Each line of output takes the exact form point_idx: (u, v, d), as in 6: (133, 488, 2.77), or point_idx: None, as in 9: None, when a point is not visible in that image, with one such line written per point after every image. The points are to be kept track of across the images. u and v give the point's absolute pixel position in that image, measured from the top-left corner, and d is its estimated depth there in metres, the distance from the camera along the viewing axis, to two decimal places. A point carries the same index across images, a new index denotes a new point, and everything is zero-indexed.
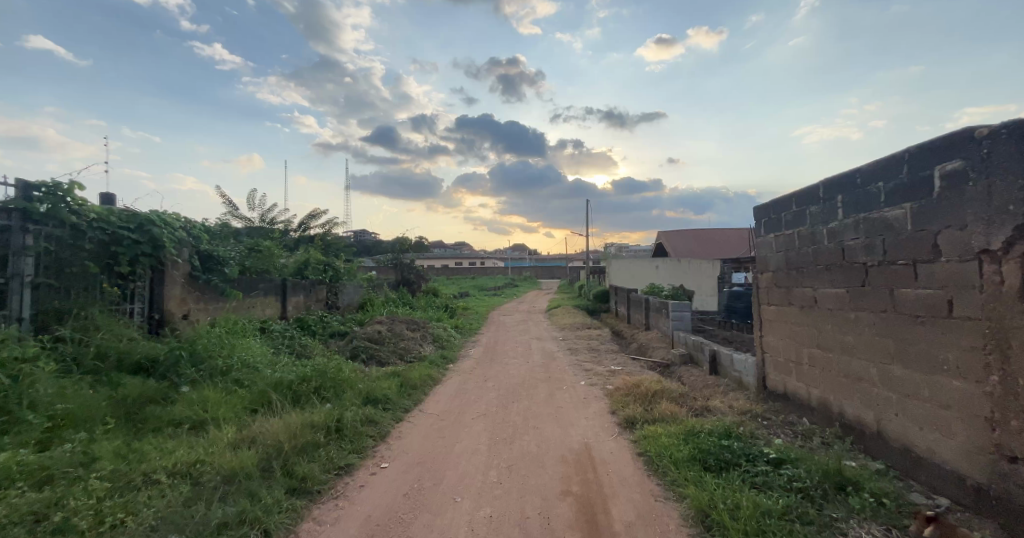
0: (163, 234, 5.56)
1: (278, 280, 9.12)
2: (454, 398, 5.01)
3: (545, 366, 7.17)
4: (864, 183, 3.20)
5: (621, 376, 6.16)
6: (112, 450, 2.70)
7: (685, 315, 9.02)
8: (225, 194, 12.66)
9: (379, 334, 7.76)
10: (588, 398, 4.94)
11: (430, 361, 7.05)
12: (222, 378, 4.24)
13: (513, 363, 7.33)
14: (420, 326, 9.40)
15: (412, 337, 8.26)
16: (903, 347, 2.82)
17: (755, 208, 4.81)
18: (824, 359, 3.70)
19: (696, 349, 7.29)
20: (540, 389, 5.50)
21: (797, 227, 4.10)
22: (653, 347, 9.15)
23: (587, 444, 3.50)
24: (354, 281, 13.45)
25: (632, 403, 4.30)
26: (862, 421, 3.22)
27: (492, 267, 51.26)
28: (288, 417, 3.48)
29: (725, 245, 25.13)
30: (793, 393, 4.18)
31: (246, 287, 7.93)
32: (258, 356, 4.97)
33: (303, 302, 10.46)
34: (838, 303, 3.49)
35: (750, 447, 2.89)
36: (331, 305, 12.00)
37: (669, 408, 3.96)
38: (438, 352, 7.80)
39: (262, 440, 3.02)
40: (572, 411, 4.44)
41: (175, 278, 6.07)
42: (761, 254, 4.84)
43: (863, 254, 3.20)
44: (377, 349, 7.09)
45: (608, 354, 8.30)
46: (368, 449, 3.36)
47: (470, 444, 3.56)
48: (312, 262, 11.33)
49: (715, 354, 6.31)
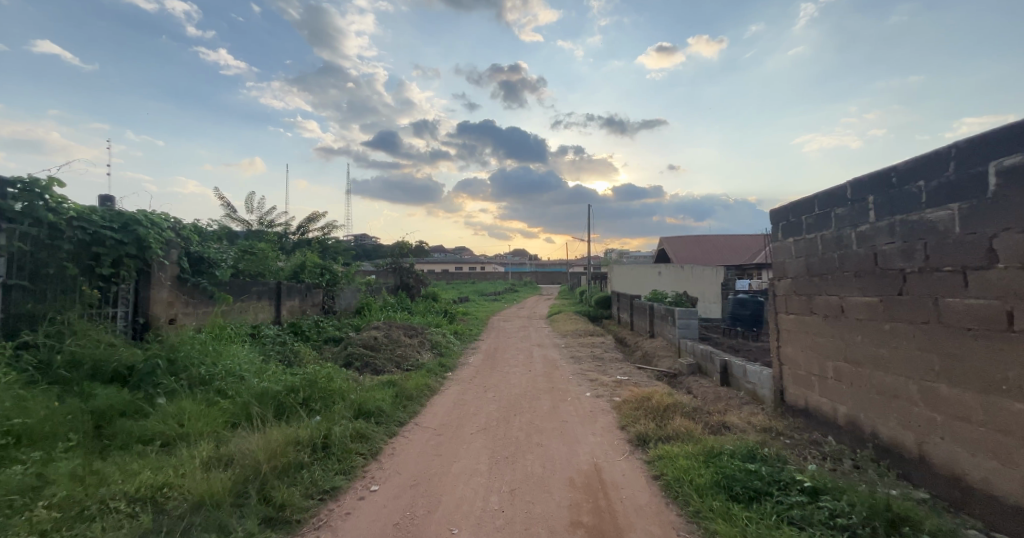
0: (150, 235, 5.30)
1: (272, 284, 8.85)
2: (451, 410, 4.73)
3: (548, 375, 6.88)
4: (901, 182, 2.93)
5: (628, 386, 5.87)
6: (69, 472, 2.42)
7: (692, 323, 8.72)
8: (222, 195, 12.48)
9: (375, 340, 7.48)
10: (594, 412, 4.64)
11: (427, 369, 6.76)
12: (203, 388, 3.96)
13: (514, 372, 7.04)
14: (418, 332, 9.11)
15: (410, 343, 7.97)
16: (950, 364, 2.54)
17: (772, 211, 4.55)
18: (852, 374, 3.43)
19: (705, 358, 6.99)
20: (542, 400, 5.21)
21: (820, 231, 3.83)
22: (658, 356, 8.84)
23: (596, 465, 3.21)
24: (351, 284, 13.19)
25: (644, 418, 4.01)
26: (900, 443, 2.94)
27: (492, 272, 51.01)
28: (270, 434, 3.19)
29: (728, 252, 24.85)
30: (816, 409, 3.90)
31: (238, 290, 7.66)
32: (244, 363, 4.69)
33: (299, 306, 10.19)
34: (869, 312, 3.21)
35: (780, 473, 2.60)
36: (328, 309, 11.73)
37: (683, 424, 3.67)
38: (436, 360, 7.52)
39: (239, 461, 2.73)
40: (578, 427, 4.15)
41: (162, 281, 5.81)
42: (778, 259, 4.58)
43: (900, 260, 2.93)
44: (373, 356, 6.80)
45: (612, 363, 8.00)
46: (357, 470, 3.07)
47: (469, 464, 3.27)
48: (308, 265, 11.06)
49: (726, 364, 6.02)
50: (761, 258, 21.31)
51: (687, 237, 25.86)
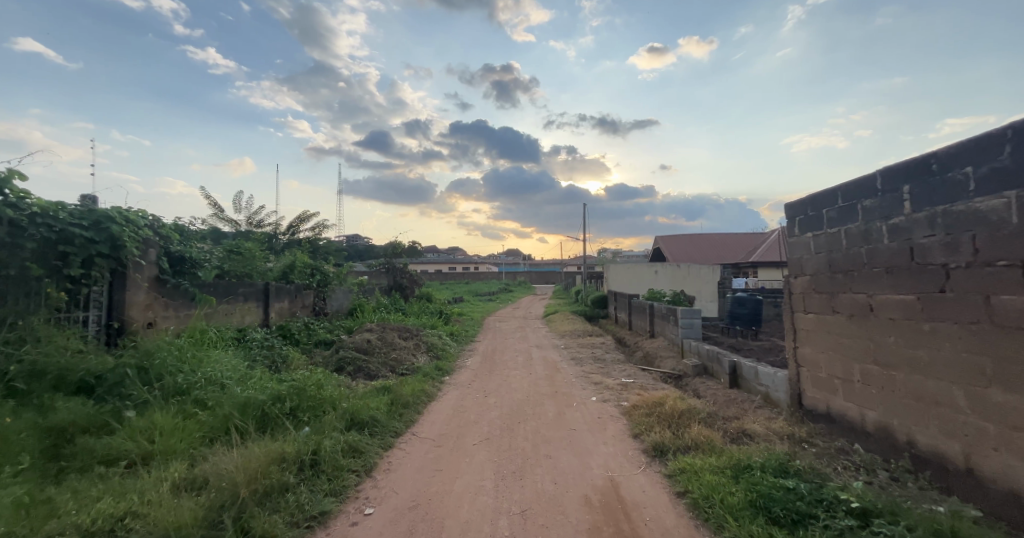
0: (124, 233, 4.95)
1: (259, 285, 8.49)
2: (450, 419, 4.44)
3: (549, 378, 6.61)
4: (943, 169, 2.70)
5: (635, 390, 5.61)
6: (14, 501, 2.10)
7: (696, 322, 8.48)
8: (208, 194, 12.08)
9: (368, 343, 7.14)
10: (602, 419, 4.38)
11: (423, 373, 6.44)
12: (180, 399, 3.63)
13: (514, 375, 6.76)
14: (413, 333, 8.79)
15: (405, 346, 7.65)
16: (1005, 368, 2.31)
17: (789, 204, 4.31)
18: (883, 377, 3.19)
19: (711, 359, 6.76)
20: (546, 406, 4.94)
21: (844, 225, 3.60)
22: (661, 357, 8.60)
23: (612, 480, 2.93)
24: (343, 285, 12.83)
25: (658, 426, 3.75)
26: (943, 454, 2.70)
27: (486, 272, 50.72)
28: (252, 451, 2.87)
29: (724, 251, 24.75)
30: (839, 414, 3.67)
31: (222, 291, 7.30)
32: (227, 370, 4.36)
33: (288, 308, 9.82)
34: (904, 311, 2.98)
35: (821, 491, 2.34)
36: (319, 311, 11.35)
37: (703, 433, 3.42)
38: (432, 363, 7.22)
39: (215, 483, 2.42)
40: (587, 436, 3.88)
41: (139, 282, 5.47)
42: (795, 255, 4.34)
43: (942, 254, 2.69)
44: (366, 360, 6.47)
45: (615, 365, 7.74)
46: (349, 489, 2.76)
47: (473, 481, 2.98)
48: (297, 266, 10.69)
49: (736, 365, 5.79)
50: (757, 257, 21.20)
51: (682, 236, 25.72)
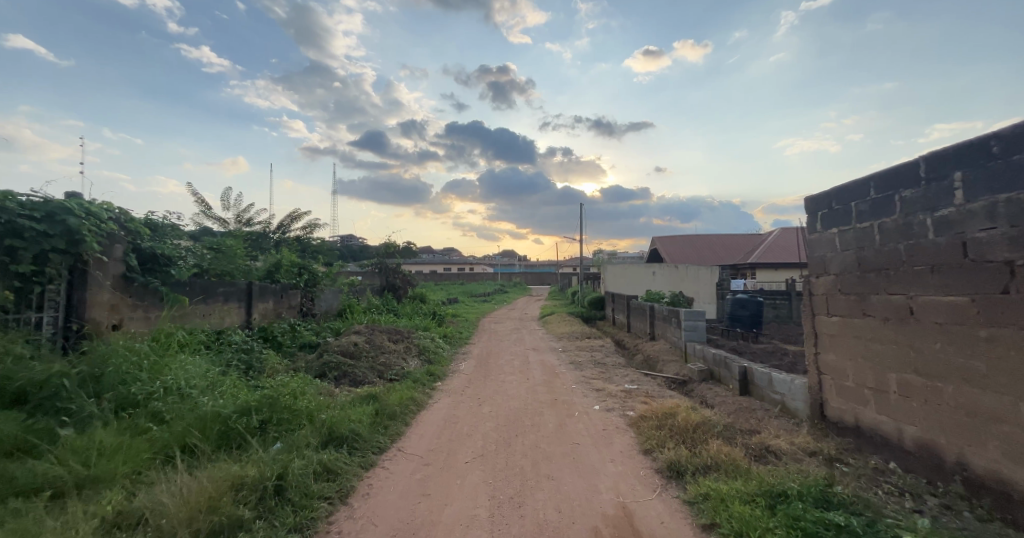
0: (83, 226, 4.59)
1: (242, 284, 8.13)
2: (439, 431, 4.05)
3: (548, 384, 6.24)
4: (1005, 152, 2.35)
5: (640, 398, 5.24)
6: None
7: (700, 325, 8.13)
8: (192, 191, 11.63)
9: (355, 346, 6.73)
10: (607, 432, 3.99)
11: (414, 379, 6.04)
12: (134, 412, 3.22)
13: (510, 381, 6.38)
14: (404, 336, 8.37)
15: (395, 349, 7.24)
16: None
17: (811, 197, 3.96)
18: (926, 389, 2.82)
19: (718, 365, 6.40)
20: (545, 417, 4.55)
21: (878, 218, 3.24)
22: (663, 361, 8.24)
23: (624, 508, 2.56)
24: (332, 285, 12.40)
25: (671, 442, 3.37)
26: (1005, 479, 2.33)
27: (481, 273, 50.34)
28: (204, 477, 2.46)
29: (722, 252, 24.50)
30: (870, 428, 3.30)
31: (200, 291, 6.91)
32: (194, 377, 3.94)
33: (273, 309, 9.38)
34: (954, 315, 2.62)
35: (877, 529, 1.97)
36: (306, 312, 10.91)
37: (723, 450, 3.05)
38: (423, 368, 6.83)
39: (151, 520, 2.01)
40: (592, 452, 3.50)
41: (102, 280, 5.10)
42: (816, 253, 3.98)
43: (1004, 249, 2.33)
44: (352, 365, 6.05)
45: (616, 370, 7.38)
46: (319, 522, 2.36)
47: (465, 510, 2.57)
48: (283, 265, 10.26)
49: (746, 371, 5.43)
50: (756, 258, 20.95)
51: (680, 237, 25.44)
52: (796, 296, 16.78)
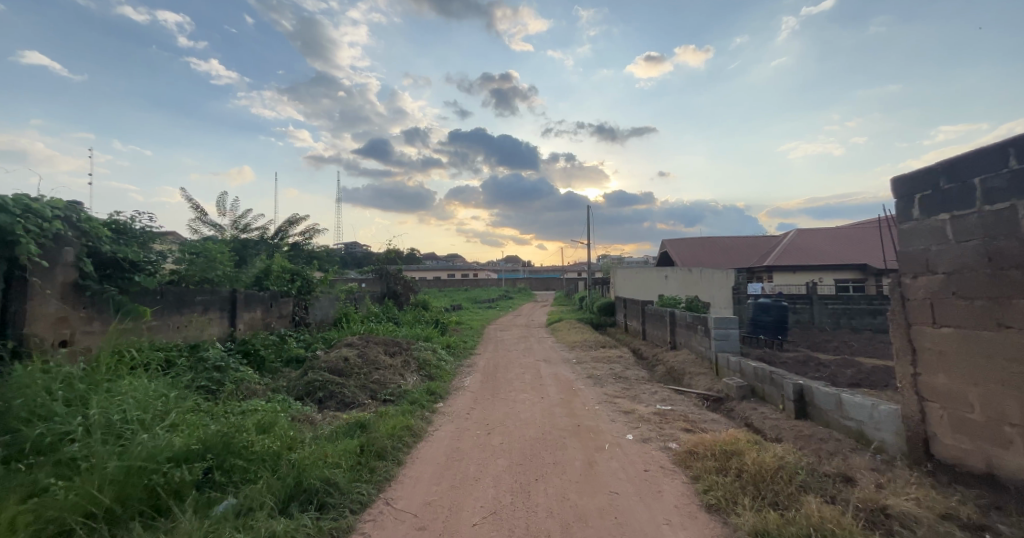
0: (15, 224, 3.86)
1: (224, 292, 7.47)
2: (438, 475, 3.24)
3: (566, 404, 5.42)
4: None
5: (679, 425, 4.40)
6: None
7: (732, 333, 7.27)
8: (183, 195, 11.06)
9: (345, 362, 5.92)
10: (650, 475, 3.15)
11: (411, 400, 5.24)
12: (38, 462, 2.48)
13: (522, 401, 5.56)
14: (403, 347, 7.57)
15: (392, 364, 6.44)
16: None
17: (910, 174, 3.12)
18: None
19: (763, 381, 5.53)
20: (568, 452, 3.72)
21: (1022, 196, 2.41)
22: (691, 375, 7.38)
23: None
24: (327, 293, 11.70)
25: (745, 497, 2.53)
26: None
27: (486, 279, 49.62)
28: None
29: (735, 254, 23.66)
30: (1015, 479, 2.44)
31: (173, 301, 6.23)
32: (133, 408, 3.17)
33: (261, 319, 8.65)
34: None
35: None
36: (299, 322, 10.16)
37: (829, 512, 2.21)
38: (423, 385, 6.04)
39: None
40: (638, 508, 2.66)
41: (45, 288, 4.39)
42: (912, 247, 3.12)
43: None
44: (340, 385, 5.25)
45: (641, 386, 6.54)
46: None
47: None
48: (273, 271, 9.56)
49: (803, 389, 4.58)
50: (772, 259, 20.09)
51: (690, 240, 24.68)
52: (818, 299, 15.91)
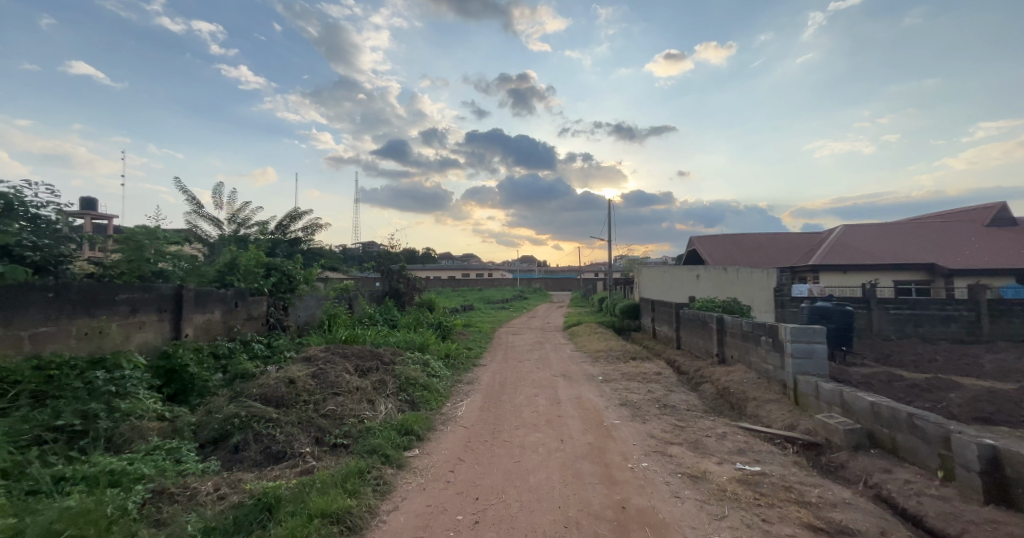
0: None
1: (166, 289, 5.98)
2: None
3: (597, 455, 3.69)
4: None
5: (796, 515, 2.61)
6: None
7: (818, 350, 5.43)
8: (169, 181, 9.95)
9: (289, 387, 4.30)
10: None
11: (370, 446, 3.59)
12: None
13: (533, 449, 3.83)
14: (383, 361, 5.96)
15: (360, 387, 4.82)
16: None
17: None
18: None
19: (893, 426, 3.71)
20: None
21: None
22: (758, 404, 5.56)
23: None
24: (314, 291, 10.22)
25: None
26: None
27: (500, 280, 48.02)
28: None
29: (774, 252, 21.48)
30: None
31: (76, 299, 4.70)
32: None
33: (220, 322, 7.16)
34: None
35: None
36: (274, 324, 8.69)
37: None
38: (397, 417, 4.39)
39: None
40: None
41: None
42: None
43: None
44: (271, 423, 3.64)
45: (698, 422, 4.76)
46: None
47: None
48: (242, 264, 8.07)
49: (998, 455, 2.80)
50: (819, 257, 17.89)
51: (722, 237, 22.53)
52: (878, 303, 13.79)
